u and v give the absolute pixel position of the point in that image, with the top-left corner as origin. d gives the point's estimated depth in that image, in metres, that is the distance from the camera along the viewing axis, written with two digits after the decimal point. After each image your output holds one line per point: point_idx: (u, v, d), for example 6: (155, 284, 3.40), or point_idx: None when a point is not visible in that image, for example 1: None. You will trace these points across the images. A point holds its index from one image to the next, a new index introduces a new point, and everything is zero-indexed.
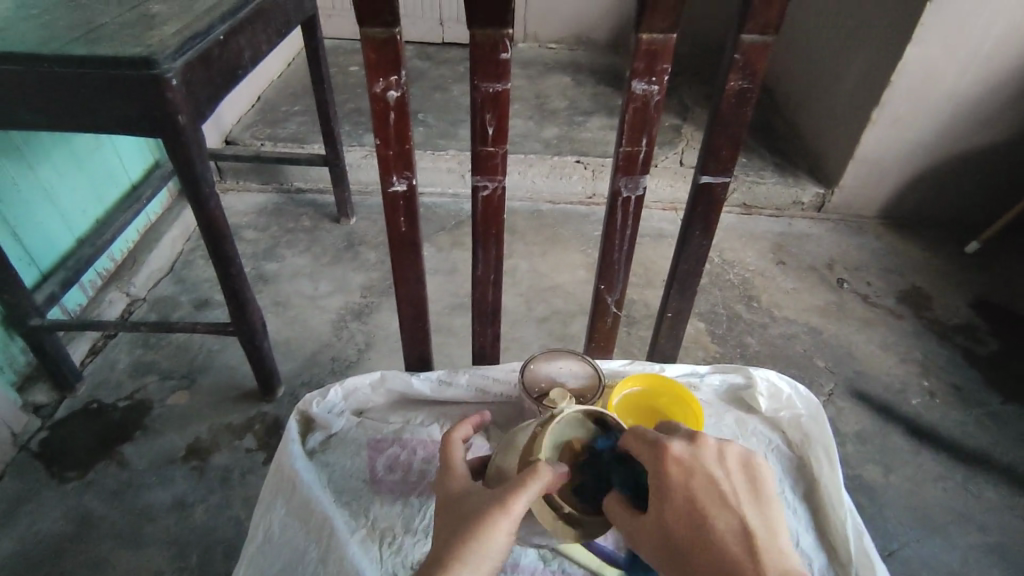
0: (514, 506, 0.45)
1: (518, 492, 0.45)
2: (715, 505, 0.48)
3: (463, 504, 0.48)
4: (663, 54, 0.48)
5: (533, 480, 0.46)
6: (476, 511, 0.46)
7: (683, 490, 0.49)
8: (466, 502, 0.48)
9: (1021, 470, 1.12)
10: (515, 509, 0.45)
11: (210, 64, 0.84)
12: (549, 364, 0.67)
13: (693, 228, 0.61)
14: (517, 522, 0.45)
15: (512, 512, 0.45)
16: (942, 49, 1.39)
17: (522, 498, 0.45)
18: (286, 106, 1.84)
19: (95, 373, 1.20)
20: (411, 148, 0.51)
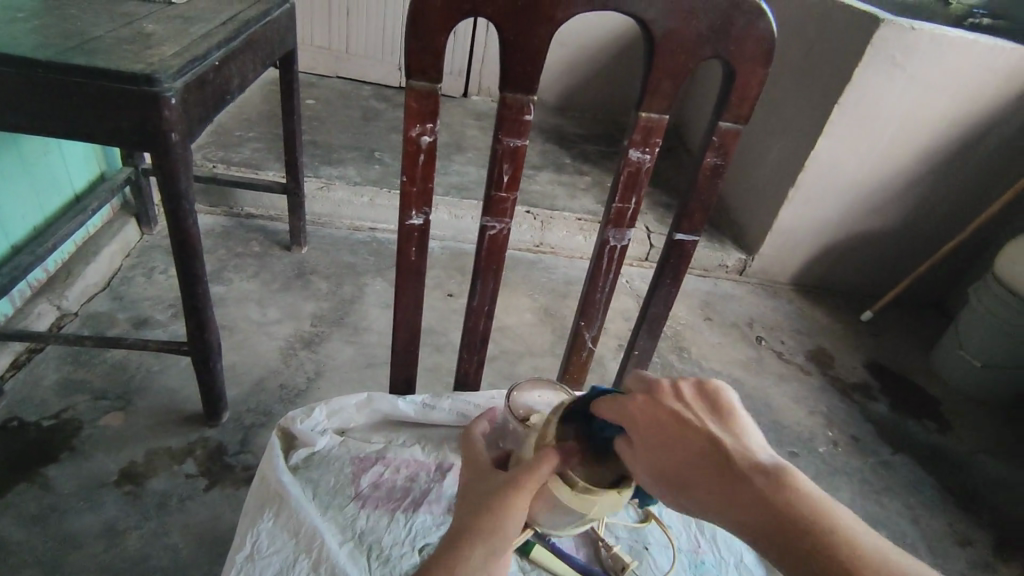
0: (528, 482, 0.50)
1: (532, 471, 0.50)
2: (688, 431, 0.51)
3: (481, 484, 0.53)
4: (657, 130, 0.56)
5: (544, 462, 0.51)
6: (494, 489, 0.51)
7: (656, 429, 0.51)
8: (483, 483, 0.53)
9: (907, 513, 1.28)
10: (527, 485, 0.50)
11: (204, 87, 0.86)
12: (528, 394, 0.67)
13: (664, 276, 0.68)
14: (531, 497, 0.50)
15: (524, 489, 0.50)
16: (845, 144, 1.62)
17: (535, 476, 0.50)
18: (241, 131, 1.84)
19: (16, 389, 1.12)
20: (434, 187, 0.55)
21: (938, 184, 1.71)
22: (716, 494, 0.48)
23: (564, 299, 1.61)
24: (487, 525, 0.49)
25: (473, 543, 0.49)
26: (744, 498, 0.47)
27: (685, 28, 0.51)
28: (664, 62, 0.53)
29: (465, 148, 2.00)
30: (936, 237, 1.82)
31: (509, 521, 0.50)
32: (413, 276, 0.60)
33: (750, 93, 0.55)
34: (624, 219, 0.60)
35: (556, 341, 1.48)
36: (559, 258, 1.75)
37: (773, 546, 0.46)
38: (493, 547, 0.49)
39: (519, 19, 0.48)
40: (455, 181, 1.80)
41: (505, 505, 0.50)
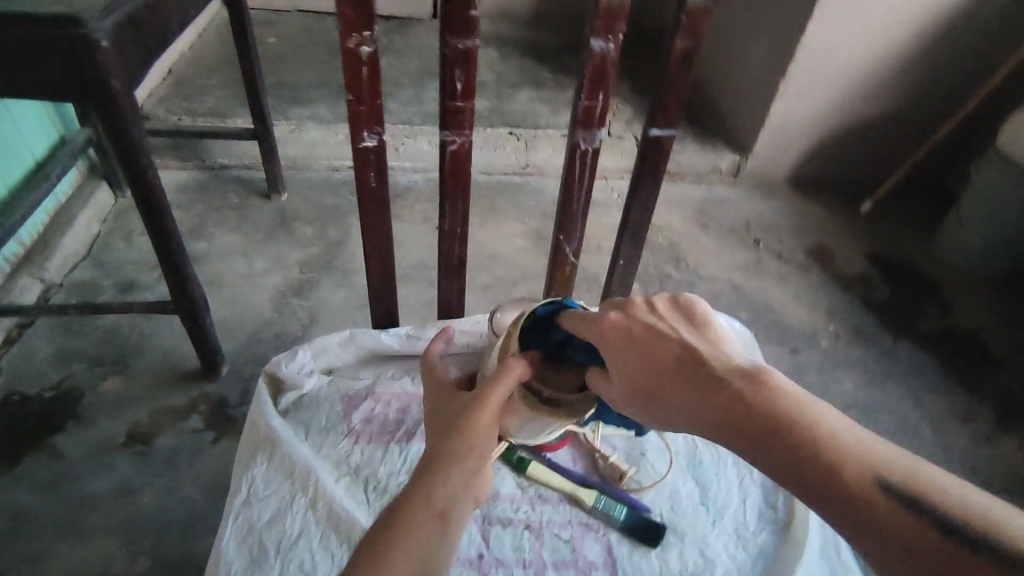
0: (492, 398, 0.52)
1: (495, 385, 0.52)
2: (661, 340, 0.57)
3: (447, 407, 0.54)
4: (621, 15, 0.49)
5: (506, 376, 0.53)
6: (459, 410, 0.53)
7: (636, 342, 0.57)
8: (448, 405, 0.55)
9: (909, 397, 1.29)
10: (491, 401, 0.52)
11: (139, 25, 0.79)
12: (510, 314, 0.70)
13: (642, 178, 0.64)
14: (498, 413, 0.52)
15: (489, 407, 0.52)
16: (838, 26, 1.53)
17: (499, 389, 0.52)
18: (201, 79, 1.75)
19: (12, 364, 1.12)
20: (382, 103, 0.50)
21: (936, 59, 1.63)
22: (698, 400, 0.52)
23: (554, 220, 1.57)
24: (455, 446, 0.51)
25: (448, 468, 0.50)
26: (723, 399, 0.51)
27: None
28: None
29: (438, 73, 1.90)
30: (936, 117, 1.74)
31: (478, 438, 0.51)
32: (378, 203, 0.57)
33: None
34: (592, 120, 0.55)
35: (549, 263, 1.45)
36: (546, 179, 1.70)
37: (749, 435, 0.49)
38: (466, 467, 0.50)
39: None
40: (432, 109, 1.72)
41: (472, 422, 0.52)
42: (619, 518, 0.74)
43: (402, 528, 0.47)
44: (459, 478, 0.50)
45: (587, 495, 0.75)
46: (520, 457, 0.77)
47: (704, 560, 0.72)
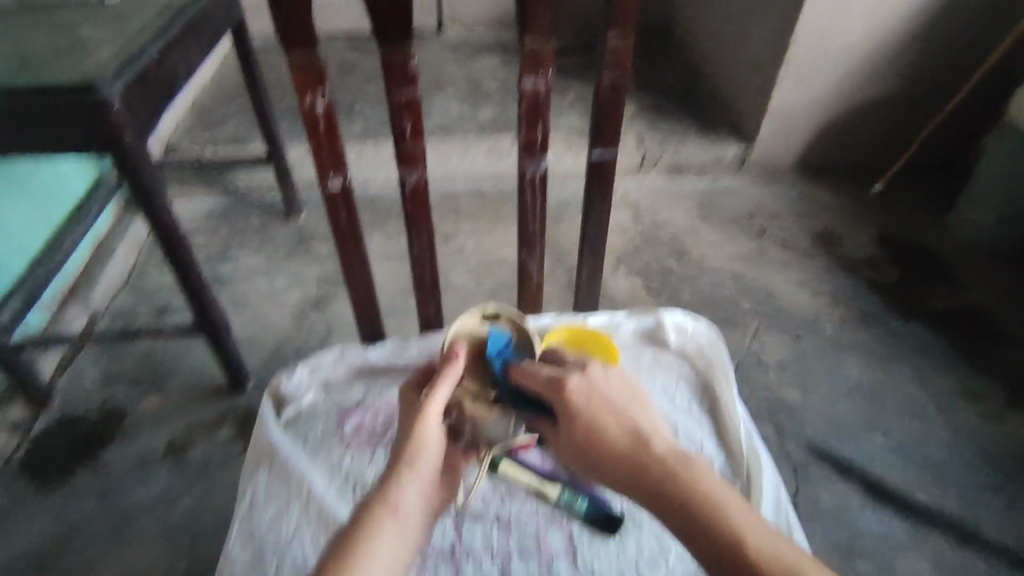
0: (430, 406, 0.60)
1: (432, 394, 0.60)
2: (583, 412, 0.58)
3: (400, 421, 0.62)
4: (544, 54, 0.55)
5: (441, 387, 0.61)
6: (407, 421, 0.60)
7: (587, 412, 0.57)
8: (402, 416, 0.63)
9: (917, 379, 1.29)
10: (430, 408, 0.60)
11: (147, 82, 0.88)
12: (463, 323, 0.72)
13: (594, 197, 0.69)
14: (438, 416, 0.59)
15: (430, 414, 0.59)
16: (833, 10, 1.52)
17: (434, 397, 0.60)
18: (221, 108, 1.86)
19: (65, 387, 1.23)
20: (342, 149, 0.57)
21: (940, 34, 1.60)
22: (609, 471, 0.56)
23: (559, 222, 1.61)
24: (406, 452, 0.58)
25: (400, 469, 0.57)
26: (627, 476, 0.54)
27: None
28: None
29: (444, 85, 1.96)
30: (944, 91, 1.71)
31: (423, 442, 0.59)
32: (351, 235, 0.64)
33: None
34: (535, 148, 0.61)
35: (553, 265, 1.50)
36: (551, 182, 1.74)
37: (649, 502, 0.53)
38: (417, 467, 0.58)
39: None
40: (438, 121, 1.78)
41: (417, 428, 0.59)
42: (582, 512, 0.71)
43: (363, 526, 0.54)
44: (410, 477, 0.57)
45: (554, 491, 0.72)
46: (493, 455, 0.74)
47: (659, 547, 0.69)
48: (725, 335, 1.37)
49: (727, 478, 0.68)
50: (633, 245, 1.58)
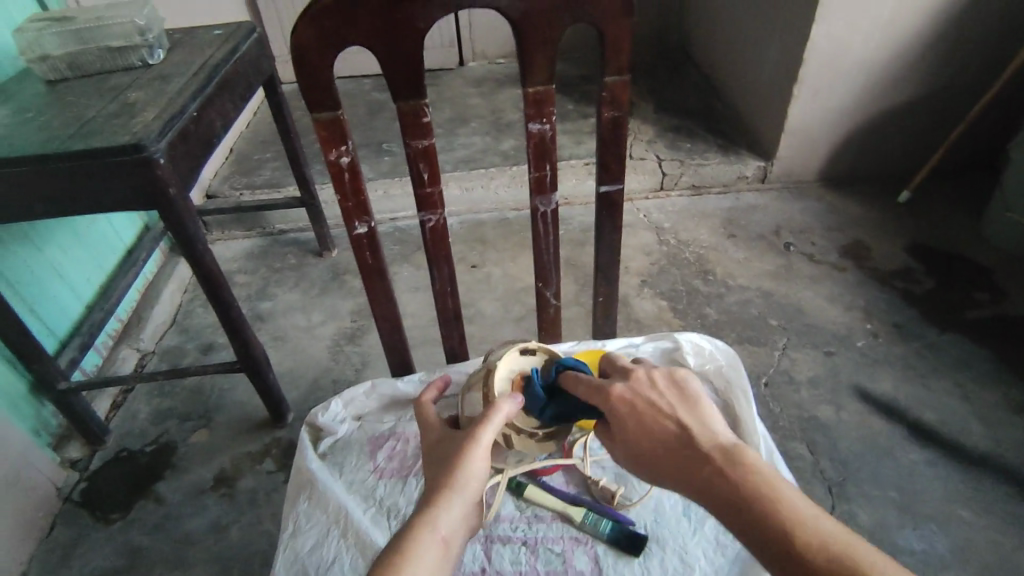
0: (483, 437, 0.59)
1: (486, 424, 0.59)
2: (632, 419, 0.59)
3: (442, 450, 0.60)
4: (547, 101, 0.60)
5: (496, 413, 0.60)
6: (454, 447, 0.59)
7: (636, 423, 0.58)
8: (445, 443, 0.61)
9: (956, 390, 1.26)
10: (484, 438, 0.58)
11: (188, 138, 0.96)
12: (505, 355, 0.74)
13: (604, 228, 0.72)
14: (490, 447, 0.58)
15: (483, 443, 0.58)
16: (844, 25, 1.53)
17: (490, 428, 0.59)
18: (258, 154, 1.96)
19: (120, 425, 1.31)
20: (366, 198, 0.62)
21: (957, 41, 1.59)
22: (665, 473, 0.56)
23: (582, 246, 1.64)
24: (454, 479, 0.56)
25: (447, 498, 0.56)
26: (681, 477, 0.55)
27: (539, 5, 0.54)
28: (533, 39, 0.55)
29: (467, 119, 2.02)
30: (967, 96, 1.70)
31: (473, 471, 0.57)
32: (377, 275, 0.69)
33: (623, 42, 0.57)
34: (544, 186, 0.65)
35: (579, 289, 1.52)
36: (574, 207, 1.77)
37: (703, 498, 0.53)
38: (463, 497, 0.56)
39: (389, 38, 0.53)
40: (463, 154, 1.83)
41: (467, 456, 0.57)
42: (606, 532, 0.73)
43: (408, 552, 0.51)
44: (456, 506, 0.56)
45: (577, 512, 0.76)
46: (519, 481, 0.79)
47: (684, 565, 0.70)
48: (754, 353, 1.36)
49: None
50: (657, 266, 1.60)
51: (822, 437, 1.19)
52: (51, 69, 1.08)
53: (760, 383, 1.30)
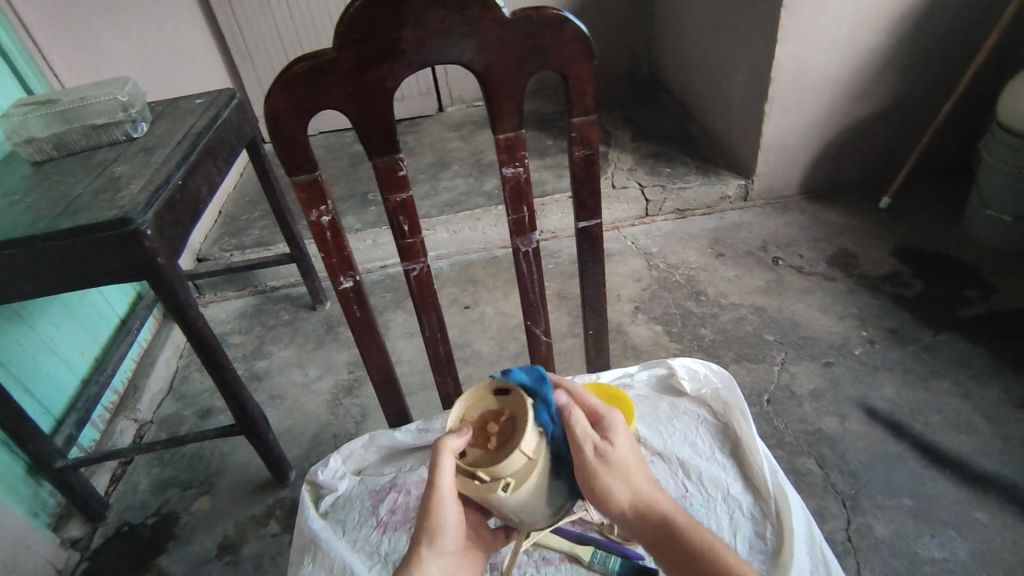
0: (441, 485, 0.57)
1: (436, 474, 0.56)
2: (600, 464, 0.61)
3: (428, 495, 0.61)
4: (518, 145, 0.61)
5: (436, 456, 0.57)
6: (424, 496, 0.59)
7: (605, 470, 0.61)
8: None
9: (957, 391, 1.26)
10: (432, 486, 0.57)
11: (174, 207, 0.97)
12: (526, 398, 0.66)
13: (587, 262, 0.72)
14: (441, 494, 0.57)
15: (441, 492, 0.57)
16: (806, 44, 1.58)
17: (437, 477, 0.56)
18: (246, 214, 1.98)
19: (120, 499, 1.29)
20: (349, 253, 0.63)
21: (917, 51, 1.64)
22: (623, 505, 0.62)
23: (573, 278, 1.65)
24: (427, 532, 0.58)
25: (424, 554, 0.58)
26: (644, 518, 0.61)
27: (502, 58, 0.55)
28: (499, 89, 0.57)
29: (450, 163, 2.06)
30: (934, 101, 1.74)
31: (442, 520, 0.58)
32: (367, 328, 0.69)
33: (587, 84, 0.59)
34: (524, 227, 0.66)
35: (573, 320, 1.52)
36: (562, 240, 1.79)
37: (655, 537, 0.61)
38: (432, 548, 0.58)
39: (360, 99, 0.55)
40: (448, 197, 1.86)
41: (434, 510, 0.57)
42: (615, 569, 0.72)
43: None
44: (432, 560, 0.59)
45: (584, 551, 0.75)
46: None
47: None
48: (753, 370, 1.36)
49: (757, 521, 0.69)
50: (648, 291, 1.61)
51: (829, 449, 1.18)
52: (37, 151, 1.10)
53: (762, 400, 1.29)
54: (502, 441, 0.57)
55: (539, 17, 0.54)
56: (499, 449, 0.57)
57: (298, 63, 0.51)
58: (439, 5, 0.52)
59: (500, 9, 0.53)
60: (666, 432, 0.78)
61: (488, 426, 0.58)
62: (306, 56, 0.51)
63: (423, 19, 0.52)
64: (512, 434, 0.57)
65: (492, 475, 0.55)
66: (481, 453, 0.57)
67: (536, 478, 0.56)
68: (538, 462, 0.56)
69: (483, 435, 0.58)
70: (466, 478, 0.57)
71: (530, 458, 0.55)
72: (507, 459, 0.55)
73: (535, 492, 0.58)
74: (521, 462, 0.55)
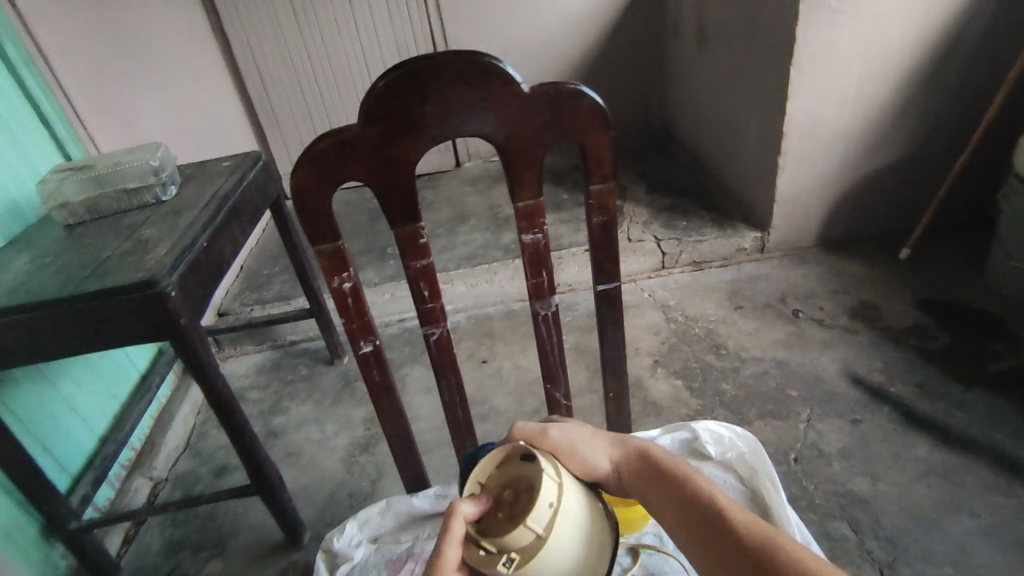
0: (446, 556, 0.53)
1: (446, 540, 0.53)
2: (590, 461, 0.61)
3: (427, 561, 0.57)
4: (537, 212, 0.62)
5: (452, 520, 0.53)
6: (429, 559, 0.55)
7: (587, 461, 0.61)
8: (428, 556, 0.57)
9: (995, 450, 1.21)
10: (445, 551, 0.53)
11: (199, 268, 0.99)
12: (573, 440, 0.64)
13: (607, 325, 0.72)
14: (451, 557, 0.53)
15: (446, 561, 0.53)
16: (816, 99, 1.60)
17: (447, 541, 0.52)
18: (268, 269, 2.02)
19: (131, 561, 1.26)
20: (370, 318, 0.64)
21: (929, 106, 1.66)
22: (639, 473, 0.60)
23: (590, 331, 1.63)
24: None
25: None
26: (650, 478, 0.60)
27: (521, 131, 0.57)
28: (519, 158, 0.58)
29: (467, 217, 2.09)
30: (949, 153, 1.74)
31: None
32: (386, 392, 0.69)
33: (604, 153, 0.60)
34: (543, 291, 0.67)
35: (592, 375, 1.50)
36: (579, 293, 1.79)
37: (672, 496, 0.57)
38: None
39: (384, 171, 0.56)
40: (466, 252, 1.88)
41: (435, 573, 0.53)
42: None
43: None
44: None
45: None
46: None
47: None
48: (778, 428, 1.32)
49: None
50: (667, 345, 1.60)
51: (862, 512, 1.13)
52: (70, 215, 1.14)
53: (789, 459, 1.25)
54: (515, 509, 0.55)
55: (557, 91, 0.55)
56: (509, 518, 0.54)
57: (323, 139, 0.53)
58: (460, 82, 0.53)
59: (520, 84, 0.55)
60: None
61: (505, 492, 0.55)
62: (332, 132, 0.53)
63: (444, 95, 0.54)
64: (526, 505, 0.54)
65: (498, 549, 0.53)
66: (492, 522, 0.55)
67: (543, 561, 0.54)
68: (547, 541, 0.53)
69: (501, 500, 0.56)
70: (472, 548, 0.54)
71: (540, 538, 0.53)
72: (513, 534, 0.53)
73: (543, 574, 0.54)
74: (529, 539, 0.53)
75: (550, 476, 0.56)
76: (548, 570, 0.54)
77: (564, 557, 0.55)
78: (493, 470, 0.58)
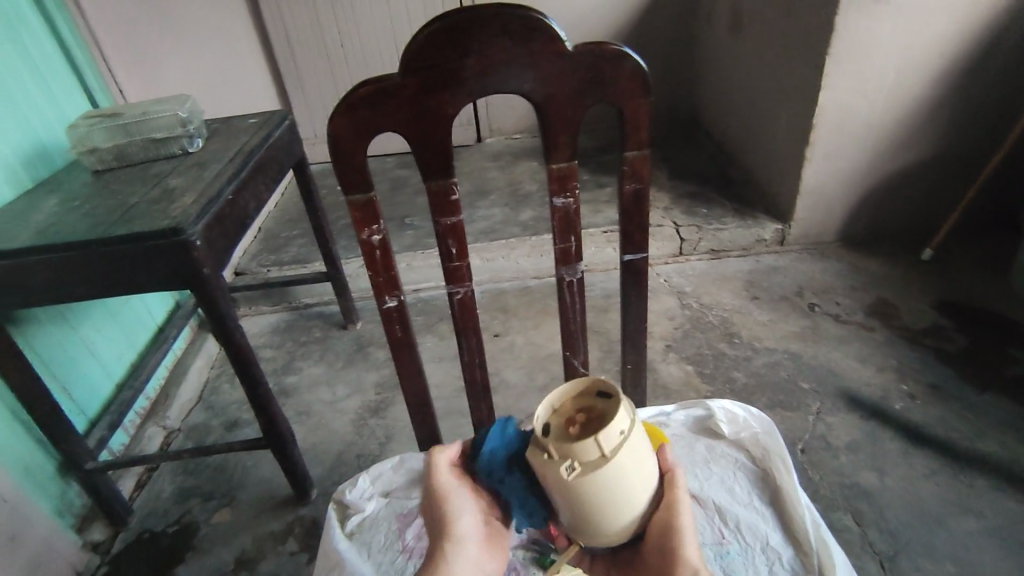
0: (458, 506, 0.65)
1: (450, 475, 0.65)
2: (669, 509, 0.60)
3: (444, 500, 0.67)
4: (570, 176, 0.62)
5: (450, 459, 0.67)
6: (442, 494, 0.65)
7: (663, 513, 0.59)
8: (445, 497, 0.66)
9: (1005, 454, 1.20)
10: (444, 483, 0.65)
11: (223, 220, 1.00)
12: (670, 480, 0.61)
13: (630, 295, 0.72)
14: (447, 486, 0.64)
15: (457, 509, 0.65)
16: (850, 92, 1.58)
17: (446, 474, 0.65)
18: (286, 232, 2.03)
19: (143, 506, 1.29)
20: (396, 273, 0.64)
21: (964, 104, 1.62)
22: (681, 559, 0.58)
23: (605, 312, 1.64)
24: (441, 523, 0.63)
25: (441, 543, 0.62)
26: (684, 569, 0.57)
27: (561, 91, 0.57)
28: (556, 119, 0.58)
29: (487, 192, 2.08)
30: (981, 155, 1.71)
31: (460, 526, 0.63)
32: (407, 348, 0.69)
33: (642, 120, 0.59)
34: (570, 256, 0.67)
35: (604, 355, 1.50)
36: (595, 274, 1.78)
37: None
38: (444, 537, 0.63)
39: (420, 124, 0.56)
40: (483, 226, 1.88)
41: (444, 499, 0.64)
42: None
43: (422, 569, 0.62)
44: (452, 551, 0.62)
45: None
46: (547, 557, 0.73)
47: None
48: (786, 418, 1.32)
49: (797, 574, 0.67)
50: (681, 330, 1.59)
51: (866, 505, 1.14)
52: (98, 160, 1.15)
53: (797, 449, 1.25)
54: (585, 431, 0.53)
55: (600, 52, 0.55)
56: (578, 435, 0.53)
57: (363, 87, 0.53)
58: (502, 36, 0.53)
59: (563, 42, 0.54)
60: (703, 475, 0.77)
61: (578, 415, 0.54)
62: (371, 79, 0.53)
63: (486, 50, 0.54)
64: (596, 429, 0.53)
65: (560, 455, 0.51)
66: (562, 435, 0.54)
67: (604, 482, 0.51)
68: (610, 463, 0.51)
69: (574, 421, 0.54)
70: (537, 451, 0.53)
71: (603, 458, 0.51)
72: (580, 444, 0.51)
73: (600, 495, 0.52)
74: (594, 457, 0.51)
75: (626, 412, 0.53)
76: (606, 492, 0.52)
77: (624, 487, 0.53)
78: (573, 394, 0.56)
